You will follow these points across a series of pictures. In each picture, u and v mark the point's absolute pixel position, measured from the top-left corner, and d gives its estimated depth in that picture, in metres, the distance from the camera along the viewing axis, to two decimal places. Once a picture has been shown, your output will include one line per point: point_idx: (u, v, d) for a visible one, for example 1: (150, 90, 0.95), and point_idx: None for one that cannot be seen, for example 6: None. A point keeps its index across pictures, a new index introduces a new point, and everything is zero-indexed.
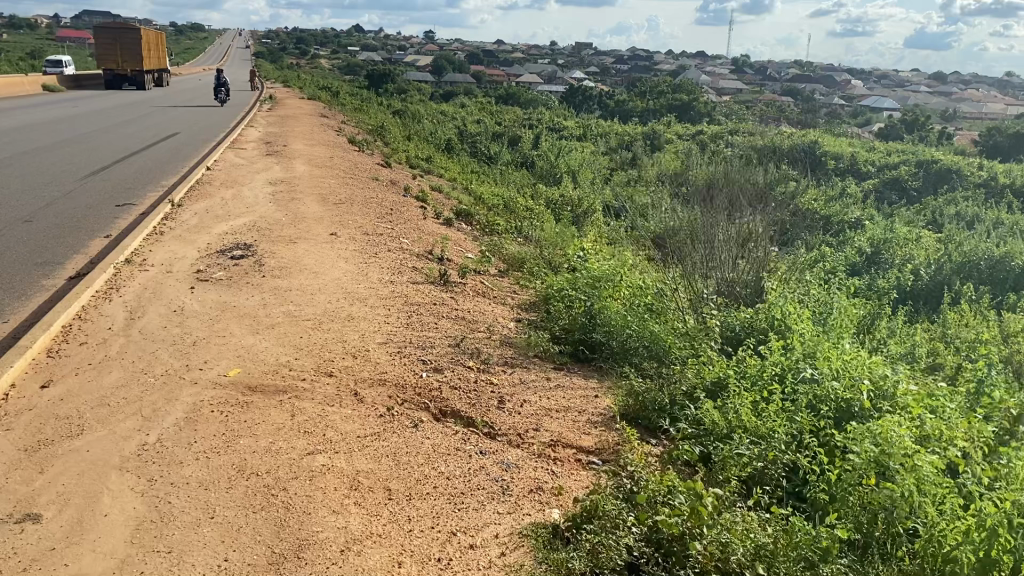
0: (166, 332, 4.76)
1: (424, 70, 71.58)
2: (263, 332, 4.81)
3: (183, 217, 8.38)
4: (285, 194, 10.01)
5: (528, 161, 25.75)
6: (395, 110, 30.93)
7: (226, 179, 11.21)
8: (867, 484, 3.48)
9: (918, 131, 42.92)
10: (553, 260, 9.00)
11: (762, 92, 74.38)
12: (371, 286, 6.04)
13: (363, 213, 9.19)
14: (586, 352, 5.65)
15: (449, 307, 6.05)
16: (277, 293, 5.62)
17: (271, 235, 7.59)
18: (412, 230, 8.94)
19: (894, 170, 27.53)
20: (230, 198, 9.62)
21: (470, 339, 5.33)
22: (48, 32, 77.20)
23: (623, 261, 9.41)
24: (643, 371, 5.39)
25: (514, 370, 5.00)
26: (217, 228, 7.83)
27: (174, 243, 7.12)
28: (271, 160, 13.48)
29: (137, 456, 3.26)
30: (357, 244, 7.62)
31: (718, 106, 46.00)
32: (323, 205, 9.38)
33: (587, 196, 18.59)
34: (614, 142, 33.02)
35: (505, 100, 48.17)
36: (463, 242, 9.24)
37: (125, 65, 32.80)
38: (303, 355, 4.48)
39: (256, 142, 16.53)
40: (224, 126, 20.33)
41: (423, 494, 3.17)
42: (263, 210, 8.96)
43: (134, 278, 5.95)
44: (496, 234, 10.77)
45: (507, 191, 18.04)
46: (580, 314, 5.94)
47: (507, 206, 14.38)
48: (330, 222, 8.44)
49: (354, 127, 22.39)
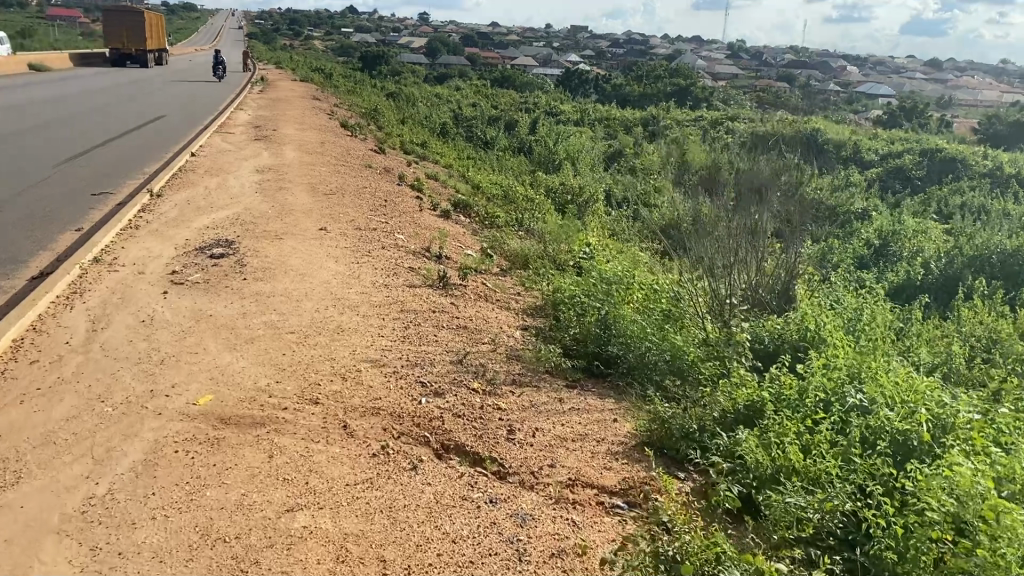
0: (132, 348, 4.21)
1: (419, 52, 70.75)
2: (241, 349, 4.27)
3: (162, 209, 7.80)
4: (272, 184, 9.43)
5: (526, 147, 25.15)
6: (390, 93, 30.30)
7: (212, 166, 10.63)
8: (946, 543, 2.96)
9: (919, 120, 42.37)
10: (558, 257, 8.47)
11: (759, 78, 73.95)
12: (364, 291, 5.50)
13: (356, 205, 8.64)
14: (601, 367, 5.15)
15: (449, 314, 5.51)
16: (259, 300, 5.07)
17: (255, 229, 7.03)
18: (408, 224, 8.40)
19: (897, 159, 27.02)
20: (213, 188, 9.03)
21: (473, 354, 4.81)
22: (39, 10, 76.36)
23: (631, 259, 8.90)
24: (664, 390, 4.88)
25: (523, 392, 4.48)
26: (198, 222, 7.27)
27: (150, 239, 6.55)
28: (260, 146, 12.88)
29: (81, 514, 2.72)
30: (349, 240, 7.08)
31: (716, 91, 45.47)
32: (314, 196, 8.82)
33: (587, 185, 18.07)
34: (613, 128, 32.48)
35: (500, 83, 47.56)
36: (463, 238, 8.70)
37: (131, 46, 33.71)
38: (286, 378, 3.94)
39: (245, 126, 15.92)
40: (214, 107, 19.68)
41: (425, 567, 2.65)
42: (248, 201, 8.41)
43: (101, 280, 5.38)
44: (497, 228, 10.23)
45: (505, 179, 17.52)
46: (593, 324, 5.43)
47: (507, 195, 13.83)
48: (319, 215, 7.89)
49: (347, 110, 21.79)
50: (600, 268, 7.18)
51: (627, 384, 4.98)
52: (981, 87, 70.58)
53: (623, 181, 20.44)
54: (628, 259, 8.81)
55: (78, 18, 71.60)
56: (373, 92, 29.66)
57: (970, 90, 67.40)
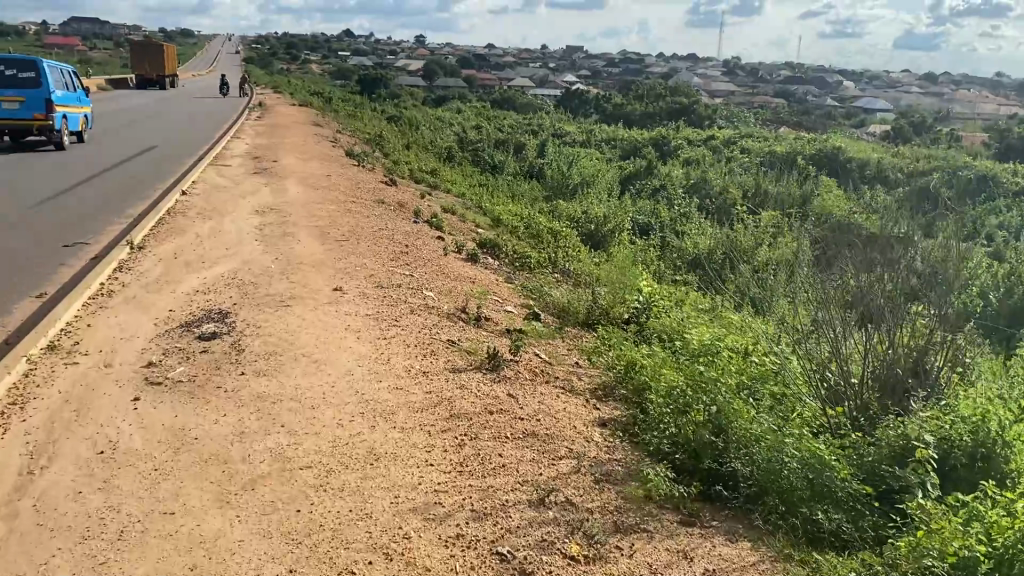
0: (80, 508, 2.91)
1: (416, 75, 70.05)
2: (238, 505, 2.97)
3: (145, 265, 6.55)
4: (274, 228, 8.17)
5: (537, 171, 23.94)
6: (391, 116, 29.25)
7: (205, 207, 9.38)
8: None
9: (930, 134, 41.38)
10: (610, 310, 7.22)
11: (759, 95, 73.17)
12: (399, 387, 4.21)
13: (373, 252, 7.39)
14: (722, 491, 3.86)
15: (511, 413, 4.19)
16: (262, 410, 3.78)
17: (256, 293, 5.77)
18: (437, 276, 7.14)
19: (925, 177, 25.83)
20: (206, 235, 7.78)
21: (557, 486, 3.50)
22: (36, 37, 76.07)
23: (695, 312, 7.66)
24: (816, 526, 3.58)
25: (636, 547, 3.17)
26: (186, 284, 6.00)
27: (127, 310, 5.29)
28: (260, 180, 11.63)
29: None
30: (371, 304, 5.81)
31: (721, 110, 44.54)
32: (323, 243, 7.56)
33: (611, 213, 16.82)
34: (623, 149, 31.33)
35: (501, 104, 46.70)
36: (498, 288, 7.47)
37: (154, 71, 35.42)
38: (304, 564, 2.64)
39: (244, 156, 14.70)
40: (211, 135, 18.48)
41: None
42: (246, 252, 7.13)
43: (52, 382, 4.07)
44: (530, 273, 8.96)
45: (522, 208, 16.30)
46: (705, 427, 4.13)
47: (530, 227, 12.56)
48: (332, 268, 6.63)
49: (349, 136, 20.64)
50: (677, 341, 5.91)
51: (761, 522, 3.68)
52: (981, 99, 69.96)
53: (644, 206, 19.21)
54: (692, 312, 7.57)
55: (75, 45, 71.23)
56: (376, 116, 28.49)
57: (971, 104, 66.80)
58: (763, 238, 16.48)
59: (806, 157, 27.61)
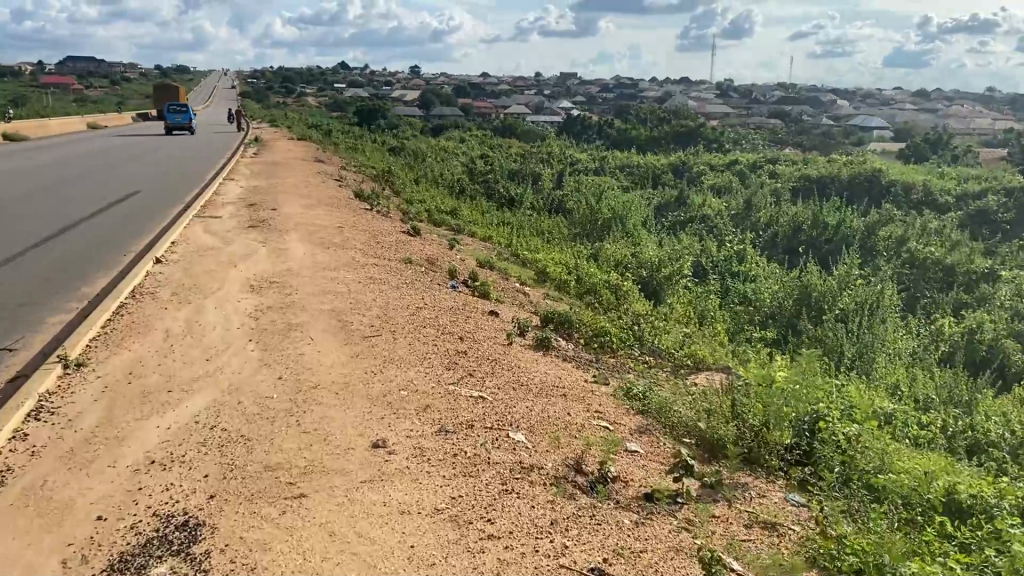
0: None
1: (411, 105, 68.30)
2: None
3: (79, 401, 4.27)
4: (276, 317, 5.91)
5: (558, 205, 21.73)
6: (392, 147, 27.09)
7: (184, 281, 7.13)
8: None
9: (951, 151, 38.97)
10: (766, 437, 4.96)
11: (758, 116, 71.21)
12: None
13: (418, 359, 5.12)
14: None
15: None
16: None
17: (250, 464, 3.50)
18: (517, 392, 4.87)
19: (979, 200, 23.42)
20: (181, 333, 5.55)
21: None
22: (26, 75, 74.48)
23: (877, 434, 5.39)
24: None
25: None
26: (136, 447, 3.70)
27: (20, 526, 3.01)
28: (257, 237, 9.39)
29: None
30: (442, 477, 3.52)
31: (730, 132, 42.41)
32: (344, 345, 5.28)
33: (664, 256, 14.56)
34: (640, 178, 29.23)
35: (502, 131, 44.64)
36: (600, 401, 5.21)
37: None
38: None
39: (236, 204, 12.47)
40: (201, 173, 16.29)
41: None
42: (235, 364, 4.87)
43: None
44: (619, 363, 6.72)
45: (558, 252, 14.06)
46: None
47: (582, 282, 10.29)
48: (368, 397, 4.35)
49: (353, 172, 18.45)
50: (940, 546, 3.60)
51: None
52: (976, 114, 68.10)
53: (687, 242, 16.96)
54: (877, 436, 5.30)
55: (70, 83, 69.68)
56: (378, 150, 26.33)
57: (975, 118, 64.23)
58: (839, 282, 14.18)
59: (844, 183, 25.26)
